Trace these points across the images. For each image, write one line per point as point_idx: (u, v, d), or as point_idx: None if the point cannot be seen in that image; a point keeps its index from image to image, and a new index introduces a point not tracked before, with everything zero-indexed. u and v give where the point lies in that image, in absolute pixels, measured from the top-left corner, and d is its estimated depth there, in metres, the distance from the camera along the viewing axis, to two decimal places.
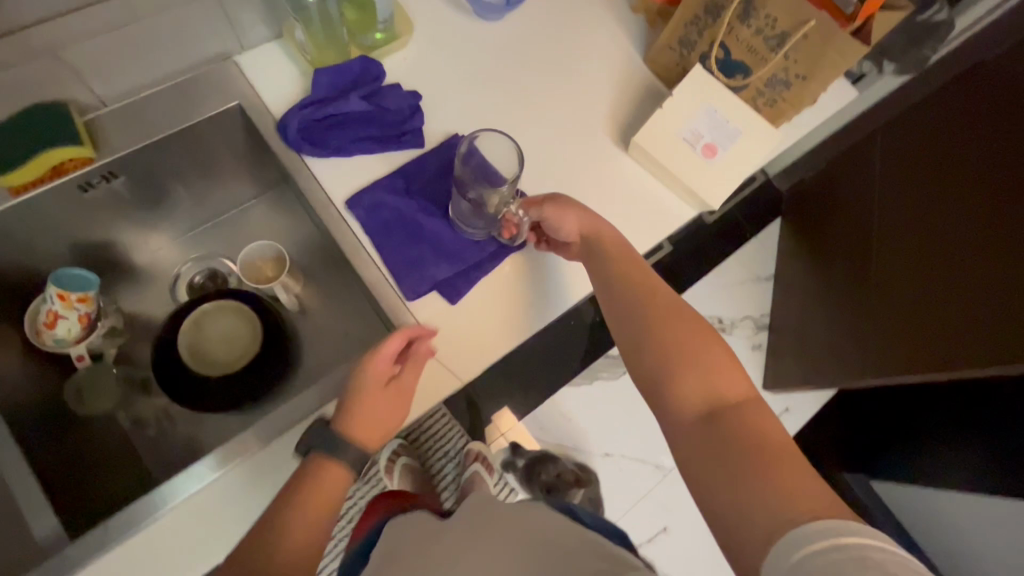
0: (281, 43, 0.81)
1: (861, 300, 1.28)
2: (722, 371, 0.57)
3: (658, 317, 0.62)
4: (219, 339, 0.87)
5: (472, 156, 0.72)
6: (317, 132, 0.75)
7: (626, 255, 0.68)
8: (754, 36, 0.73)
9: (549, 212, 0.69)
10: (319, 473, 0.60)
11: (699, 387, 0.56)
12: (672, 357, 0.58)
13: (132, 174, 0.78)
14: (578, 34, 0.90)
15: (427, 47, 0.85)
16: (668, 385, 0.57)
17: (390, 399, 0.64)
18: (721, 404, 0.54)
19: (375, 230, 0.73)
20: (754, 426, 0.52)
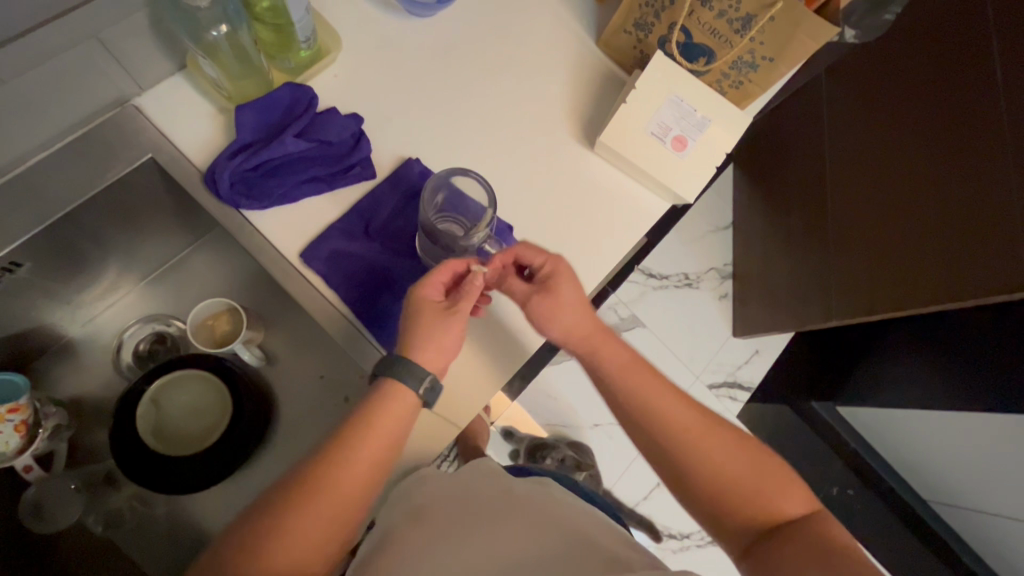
0: (187, 75, 0.69)
1: (822, 249, 1.29)
2: (772, 481, 0.58)
3: (697, 434, 0.60)
4: (184, 411, 0.80)
5: (445, 192, 0.67)
6: (254, 180, 0.66)
7: (649, 373, 0.64)
8: (716, 19, 0.68)
9: (529, 306, 0.65)
10: (386, 399, 0.56)
11: (755, 512, 0.57)
12: (721, 475, 0.58)
13: (39, 255, 0.68)
14: (526, 21, 0.82)
15: (360, 58, 0.76)
16: (727, 512, 0.58)
17: (445, 319, 0.60)
18: (778, 517, 0.57)
19: (340, 280, 0.67)
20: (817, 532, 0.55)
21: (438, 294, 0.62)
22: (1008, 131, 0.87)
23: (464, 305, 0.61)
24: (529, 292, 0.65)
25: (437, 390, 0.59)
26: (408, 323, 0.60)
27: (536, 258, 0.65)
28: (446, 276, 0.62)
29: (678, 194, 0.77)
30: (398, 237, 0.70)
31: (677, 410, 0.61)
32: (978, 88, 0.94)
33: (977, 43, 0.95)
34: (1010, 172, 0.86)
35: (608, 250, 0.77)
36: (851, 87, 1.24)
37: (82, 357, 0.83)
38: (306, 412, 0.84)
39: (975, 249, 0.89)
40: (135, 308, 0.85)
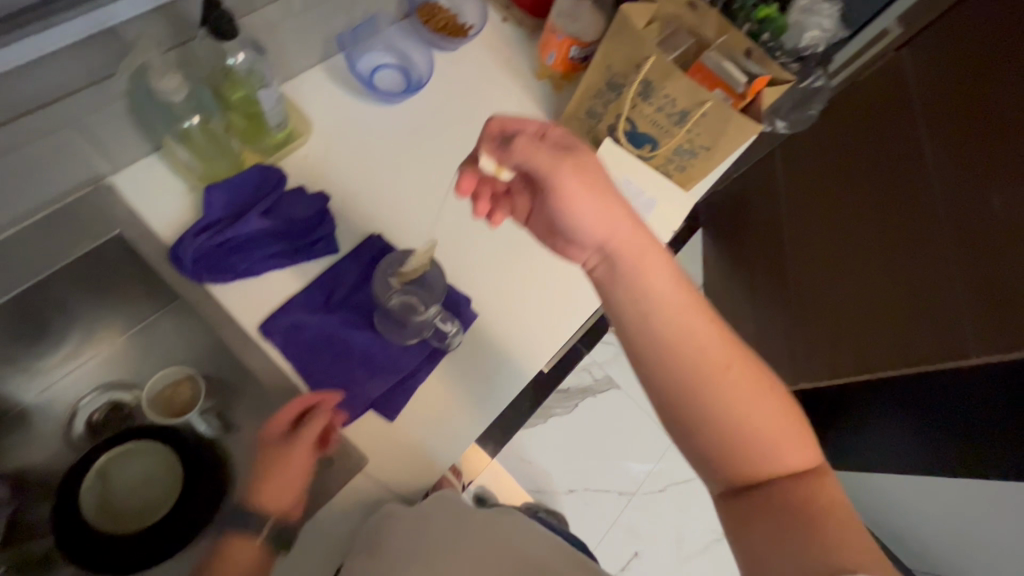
0: (163, 156, 0.73)
1: (795, 298, 1.31)
2: (783, 430, 0.54)
3: (714, 373, 0.53)
4: (133, 484, 0.78)
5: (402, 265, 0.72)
6: (217, 257, 0.68)
7: (680, 293, 0.56)
8: (656, 112, 0.74)
9: (565, 173, 0.55)
10: (229, 552, 0.58)
11: (755, 461, 0.53)
12: (732, 422, 0.53)
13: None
14: (489, 106, 0.89)
15: (331, 140, 0.81)
16: (724, 458, 0.54)
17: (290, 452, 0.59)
18: (773, 474, 0.54)
19: (300, 351, 0.68)
20: (809, 489, 0.53)
21: (286, 426, 0.61)
22: (972, 203, 0.89)
23: (306, 436, 0.60)
24: (555, 157, 0.54)
25: (282, 533, 0.60)
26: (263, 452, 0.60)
27: (552, 129, 0.58)
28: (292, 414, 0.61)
29: None
30: (357, 310, 0.72)
31: (695, 345, 0.54)
32: (947, 150, 0.94)
33: (938, 87, 0.96)
34: (967, 244, 0.89)
35: (565, 320, 0.80)
36: (826, 131, 1.22)
37: (32, 429, 0.81)
38: None
39: (943, 306, 0.92)
40: (92, 377, 0.84)
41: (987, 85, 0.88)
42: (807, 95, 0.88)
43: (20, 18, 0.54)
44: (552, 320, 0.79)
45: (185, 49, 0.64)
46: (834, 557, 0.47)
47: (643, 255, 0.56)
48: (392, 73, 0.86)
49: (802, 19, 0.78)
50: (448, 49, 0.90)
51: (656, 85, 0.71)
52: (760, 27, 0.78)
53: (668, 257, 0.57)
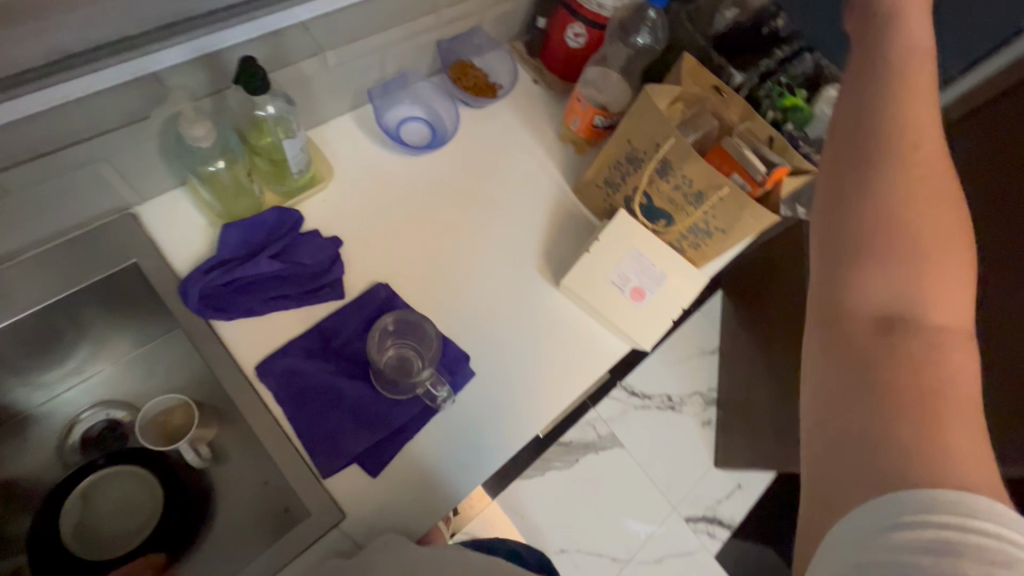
0: (188, 191, 0.76)
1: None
2: (944, 279, 0.44)
3: (917, 170, 0.45)
4: (115, 507, 0.79)
5: (405, 323, 0.75)
6: (226, 295, 0.70)
7: (922, 84, 0.48)
8: (672, 190, 0.74)
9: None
10: None
11: (898, 282, 0.44)
12: (903, 217, 0.45)
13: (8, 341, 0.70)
14: (509, 165, 0.91)
15: (351, 186, 0.82)
16: (870, 261, 0.45)
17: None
18: (909, 306, 0.43)
19: (291, 396, 0.68)
20: (946, 360, 0.40)
21: None
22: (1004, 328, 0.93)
23: None
24: None
25: None
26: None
27: None
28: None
29: (636, 339, 0.80)
30: (353, 359, 0.72)
31: (909, 121, 0.47)
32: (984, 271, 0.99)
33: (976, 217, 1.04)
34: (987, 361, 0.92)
35: (564, 386, 0.78)
36: None
37: (29, 439, 0.82)
38: (239, 519, 0.80)
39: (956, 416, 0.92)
40: (94, 393, 0.86)
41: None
42: None
43: (70, 62, 0.58)
44: (552, 385, 0.77)
45: (219, 97, 0.67)
46: (935, 442, 0.37)
47: (889, 35, 0.51)
48: (418, 126, 0.89)
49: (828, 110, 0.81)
50: (475, 106, 0.92)
51: (673, 164, 0.71)
52: (786, 115, 0.80)
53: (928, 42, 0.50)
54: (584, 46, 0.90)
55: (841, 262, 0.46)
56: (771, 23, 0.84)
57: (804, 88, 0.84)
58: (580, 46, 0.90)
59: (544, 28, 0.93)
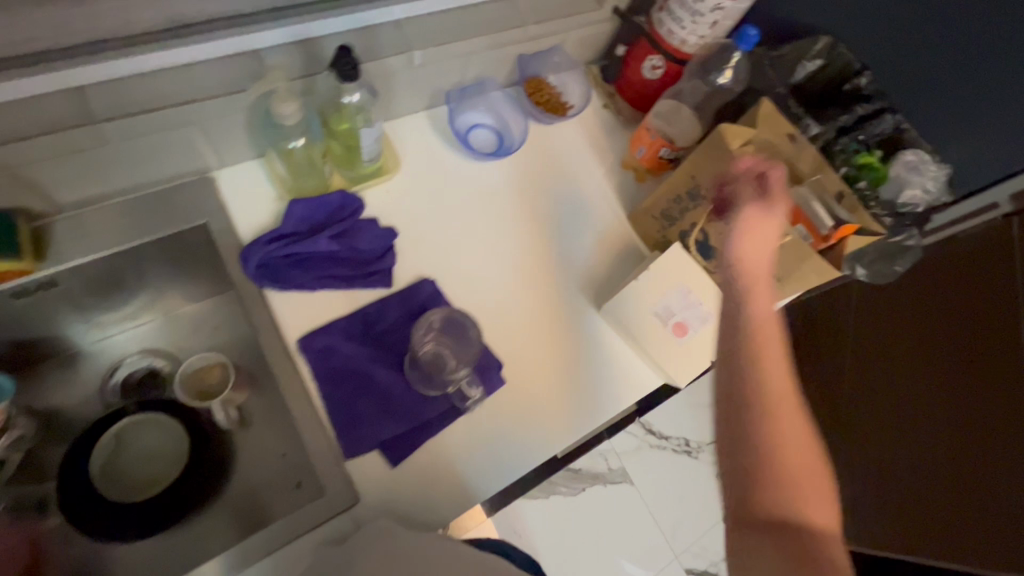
0: (262, 163, 0.79)
1: (835, 445, 1.26)
2: (806, 456, 0.56)
3: (778, 398, 0.57)
4: (141, 456, 0.81)
5: (451, 324, 0.75)
6: (284, 267, 0.72)
7: (769, 326, 0.61)
8: (732, 232, 0.73)
9: (760, 217, 0.63)
10: None
11: (785, 475, 0.55)
12: (780, 421, 0.56)
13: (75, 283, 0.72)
14: (567, 185, 0.92)
15: (414, 181, 0.85)
16: (763, 450, 0.55)
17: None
18: (789, 489, 0.55)
19: (326, 376, 0.70)
20: (809, 526, 0.54)
21: None
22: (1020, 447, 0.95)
23: None
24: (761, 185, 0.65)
25: None
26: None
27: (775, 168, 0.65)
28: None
29: (670, 373, 0.79)
30: (391, 349, 0.73)
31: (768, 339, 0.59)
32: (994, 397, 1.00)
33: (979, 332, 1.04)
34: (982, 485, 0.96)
35: (591, 410, 0.77)
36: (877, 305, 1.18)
37: (75, 373, 0.86)
38: (256, 487, 0.83)
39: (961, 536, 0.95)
40: (142, 340, 0.89)
41: (969, 324, 0.96)
42: (895, 251, 0.86)
43: (187, 30, 0.65)
44: (580, 408, 0.77)
45: (307, 81, 0.70)
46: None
47: (753, 255, 0.63)
48: (484, 133, 0.90)
49: (904, 174, 0.79)
50: (542, 123, 0.94)
51: None
52: (859, 172, 0.80)
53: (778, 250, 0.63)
54: (659, 77, 0.92)
55: (759, 453, 0.55)
56: (855, 79, 0.83)
57: (882, 147, 0.82)
58: (655, 77, 0.92)
59: (622, 55, 0.95)
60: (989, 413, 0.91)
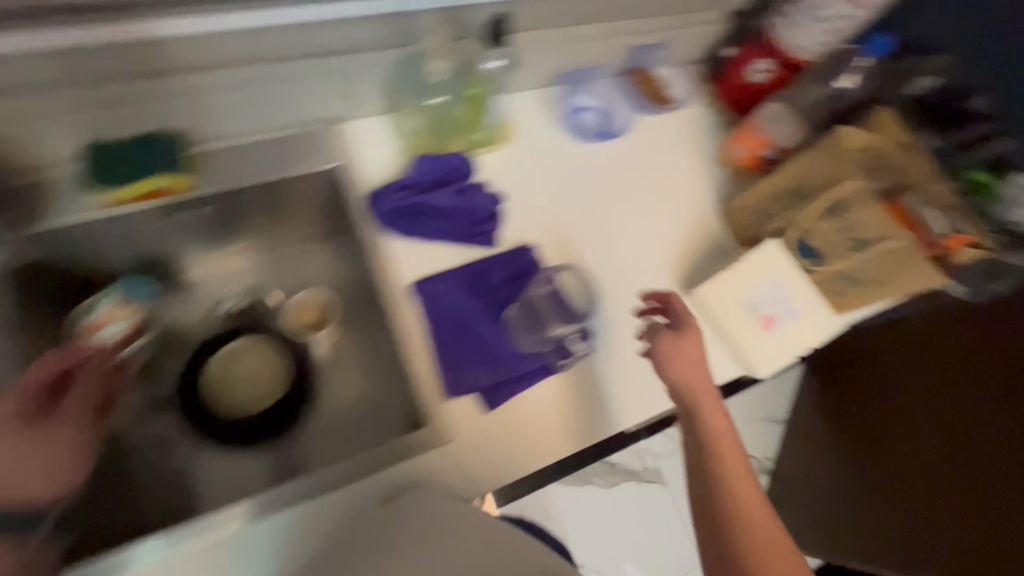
0: (387, 118, 0.84)
1: (841, 503, 1.10)
2: (776, 544, 0.64)
3: (740, 494, 0.66)
4: (246, 377, 0.86)
5: (572, 282, 0.81)
6: (406, 216, 0.78)
7: (724, 437, 0.70)
8: (835, 232, 0.75)
9: (678, 346, 0.73)
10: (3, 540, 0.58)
11: (752, 561, 0.62)
12: (737, 510, 0.65)
13: (217, 207, 0.78)
14: (664, 174, 0.95)
15: (524, 153, 0.89)
16: (729, 536, 0.64)
17: (49, 420, 0.64)
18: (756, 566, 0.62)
19: (431, 322, 0.76)
20: None
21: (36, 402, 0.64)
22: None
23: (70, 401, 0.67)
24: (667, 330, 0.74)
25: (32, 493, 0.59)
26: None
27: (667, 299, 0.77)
28: (36, 380, 0.65)
29: (752, 364, 0.82)
30: (493, 304, 0.78)
31: (714, 442, 0.70)
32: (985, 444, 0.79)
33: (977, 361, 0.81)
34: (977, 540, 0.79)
35: None
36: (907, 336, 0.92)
37: (184, 295, 0.89)
38: (333, 423, 0.89)
39: None
40: (242, 274, 0.91)
41: (989, 404, 0.78)
42: None
43: None
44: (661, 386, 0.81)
45: (452, 45, 0.75)
46: None
47: (676, 371, 0.73)
48: (593, 115, 0.93)
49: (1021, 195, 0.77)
50: (647, 113, 0.97)
51: (846, 207, 0.73)
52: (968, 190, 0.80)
53: (701, 362, 0.73)
54: (767, 81, 0.94)
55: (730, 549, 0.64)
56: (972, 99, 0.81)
57: (995, 167, 0.81)
58: (763, 81, 0.94)
59: (729, 56, 0.97)
60: (1006, 525, 0.75)
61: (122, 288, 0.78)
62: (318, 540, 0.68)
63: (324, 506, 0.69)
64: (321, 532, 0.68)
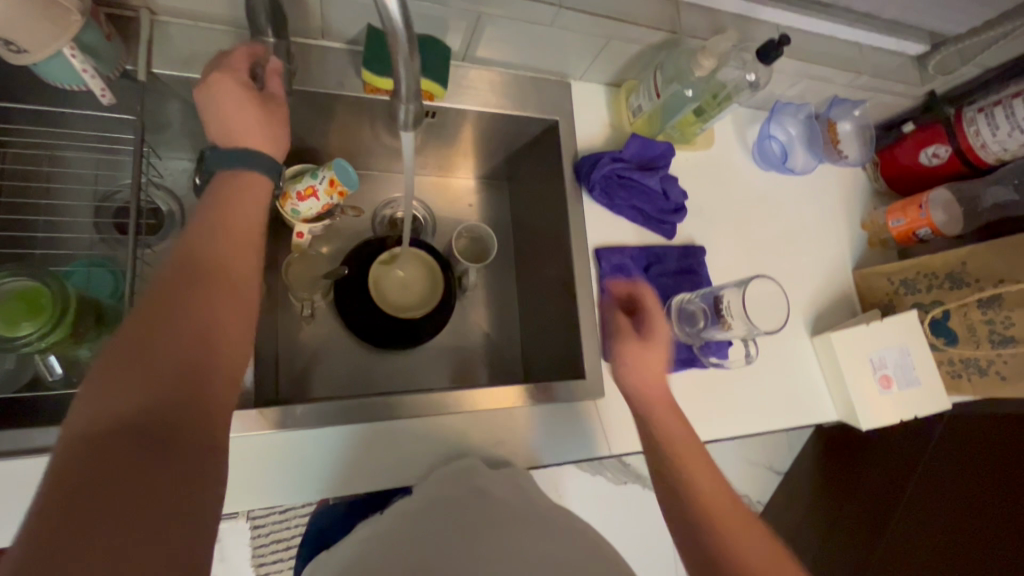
0: (607, 91, 0.91)
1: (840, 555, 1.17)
2: (740, 534, 0.59)
3: (708, 487, 0.63)
4: (400, 283, 0.90)
5: (764, 291, 0.77)
6: (611, 185, 0.84)
7: (676, 432, 0.67)
8: (982, 321, 0.85)
9: (647, 354, 0.73)
10: (238, 186, 0.55)
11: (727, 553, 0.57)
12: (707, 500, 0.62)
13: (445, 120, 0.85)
14: (820, 219, 1.00)
15: (709, 161, 0.95)
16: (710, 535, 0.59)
17: (268, 97, 0.61)
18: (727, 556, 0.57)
19: (605, 286, 0.83)
20: None
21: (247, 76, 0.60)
22: None
23: (271, 88, 0.62)
24: (629, 325, 0.77)
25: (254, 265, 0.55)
26: (200, 89, 0.58)
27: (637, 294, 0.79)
28: (248, 65, 0.61)
29: (855, 415, 0.87)
30: (659, 289, 0.86)
31: (674, 437, 0.67)
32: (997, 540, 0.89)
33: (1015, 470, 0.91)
34: None
35: (783, 413, 0.87)
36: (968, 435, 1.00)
37: (365, 191, 0.96)
38: (459, 348, 0.95)
39: None
40: (417, 189, 0.99)
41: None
42: None
43: None
44: (775, 408, 0.87)
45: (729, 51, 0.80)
46: None
47: (631, 364, 0.73)
48: (784, 147, 0.99)
49: None
50: (827, 158, 1.02)
51: (1004, 303, 0.83)
52: None
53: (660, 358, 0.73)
54: (935, 166, 0.98)
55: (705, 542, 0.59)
56: None
57: None
58: (931, 164, 0.98)
59: (906, 131, 1.01)
60: None
61: (331, 168, 0.77)
62: (445, 453, 0.74)
63: (469, 421, 0.76)
64: (451, 449, 0.74)
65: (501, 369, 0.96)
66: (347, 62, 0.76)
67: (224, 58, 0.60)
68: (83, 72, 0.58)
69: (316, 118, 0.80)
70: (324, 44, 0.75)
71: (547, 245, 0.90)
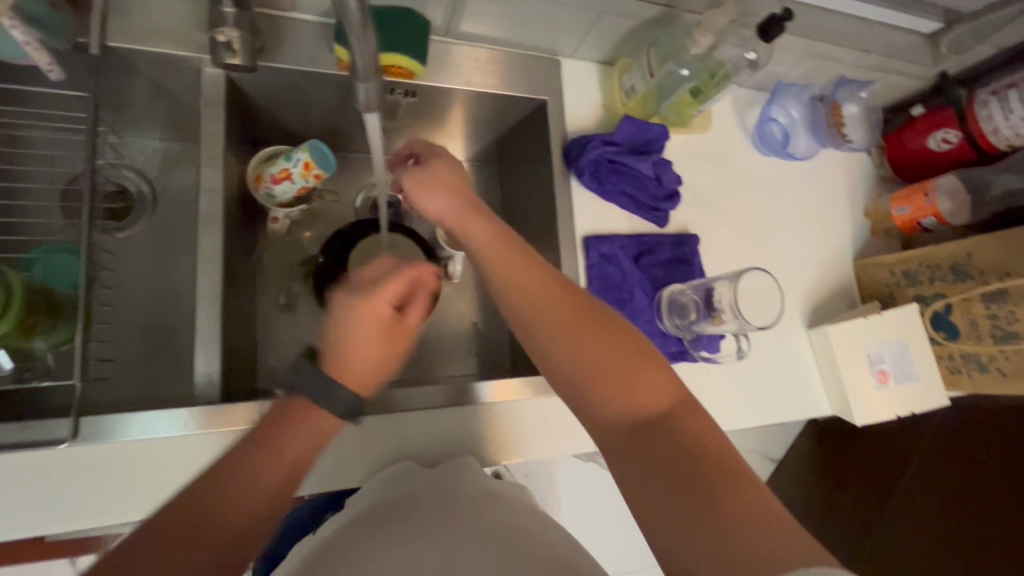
0: (601, 69, 0.86)
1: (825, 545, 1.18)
2: (617, 372, 0.51)
3: (568, 340, 0.54)
4: None
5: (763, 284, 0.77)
6: (601, 169, 0.80)
7: (521, 275, 0.57)
8: (985, 316, 0.82)
9: (425, 177, 0.65)
10: (298, 418, 0.51)
11: (613, 399, 0.51)
12: (572, 356, 0.53)
13: (429, 100, 0.80)
14: (821, 207, 0.96)
15: (706, 144, 0.91)
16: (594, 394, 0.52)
17: (400, 324, 0.59)
18: (612, 405, 0.51)
19: (593, 276, 0.79)
20: (663, 428, 0.49)
21: (391, 303, 0.58)
22: None
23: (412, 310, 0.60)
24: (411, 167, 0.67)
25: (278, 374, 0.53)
26: (335, 305, 0.58)
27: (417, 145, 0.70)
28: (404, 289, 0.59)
29: (849, 412, 0.85)
30: (650, 280, 0.82)
31: (523, 292, 0.57)
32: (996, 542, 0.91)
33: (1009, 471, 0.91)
34: None
35: (776, 409, 0.85)
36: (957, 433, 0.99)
37: (347, 175, 0.92)
38: (443, 339, 0.93)
39: None
40: None
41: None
42: None
43: None
44: (767, 403, 0.85)
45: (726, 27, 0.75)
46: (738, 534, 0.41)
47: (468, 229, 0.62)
48: (785, 131, 0.95)
49: None
50: (831, 143, 0.97)
51: (1008, 299, 0.80)
52: None
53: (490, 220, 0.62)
54: (944, 151, 0.93)
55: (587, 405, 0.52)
56: None
57: None
58: (940, 150, 0.93)
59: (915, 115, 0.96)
60: None
61: (307, 150, 0.73)
62: (425, 447, 0.72)
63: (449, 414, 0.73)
64: (431, 443, 0.72)
65: (488, 361, 0.93)
66: (321, 37, 0.72)
67: (382, 285, 0.58)
68: (25, 43, 0.54)
69: (290, 97, 0.76)
70: (296, 18, 0.71)
71: (535, 233, 0.86)
